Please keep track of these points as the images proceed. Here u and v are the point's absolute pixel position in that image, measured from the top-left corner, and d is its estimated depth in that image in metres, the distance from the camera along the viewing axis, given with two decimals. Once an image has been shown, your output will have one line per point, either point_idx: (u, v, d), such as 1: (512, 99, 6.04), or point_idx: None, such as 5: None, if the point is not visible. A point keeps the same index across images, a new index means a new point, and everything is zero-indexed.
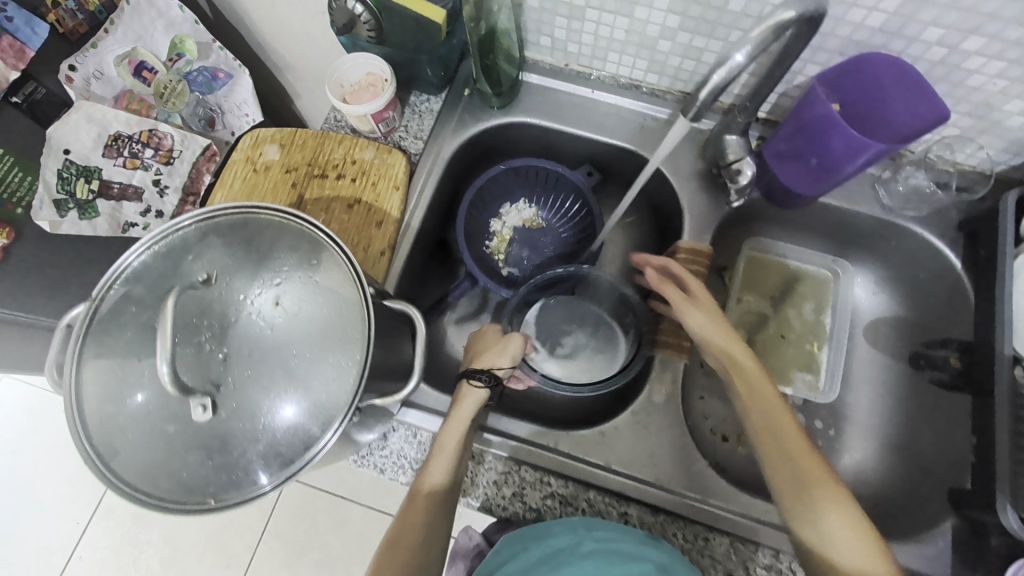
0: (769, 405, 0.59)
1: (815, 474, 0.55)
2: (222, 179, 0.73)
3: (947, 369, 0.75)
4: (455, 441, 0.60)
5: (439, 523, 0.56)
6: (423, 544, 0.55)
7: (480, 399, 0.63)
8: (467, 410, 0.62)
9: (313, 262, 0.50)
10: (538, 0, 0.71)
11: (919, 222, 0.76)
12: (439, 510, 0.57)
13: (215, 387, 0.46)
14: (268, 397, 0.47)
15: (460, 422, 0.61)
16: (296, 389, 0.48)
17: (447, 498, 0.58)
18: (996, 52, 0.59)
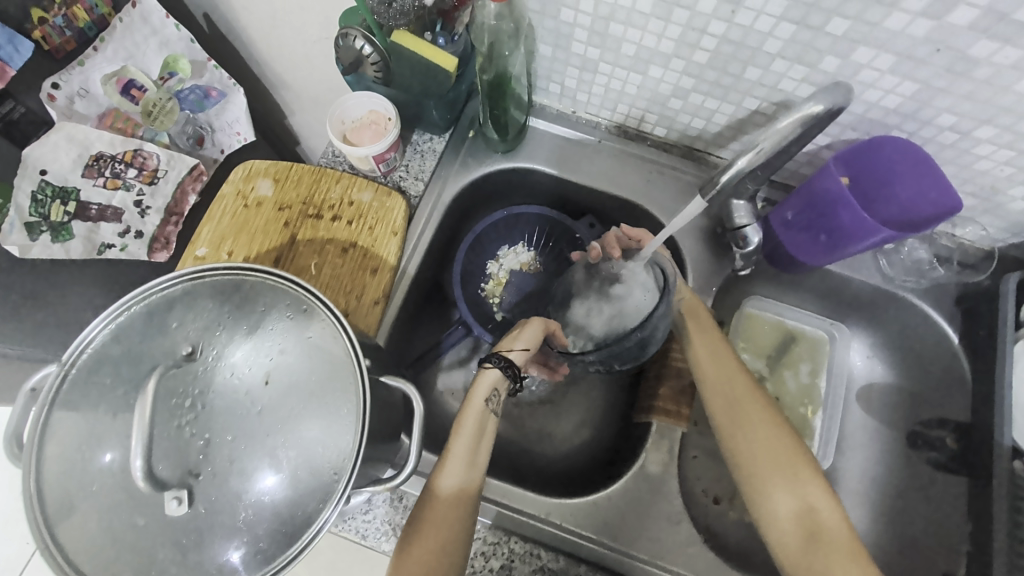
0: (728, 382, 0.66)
1: (801, 471, 0.61)
2: (211, 212, 0.69)
3: (944, 450, 0.73)
4: (468, 434, 0.60)
5: (458, 518, 0.57)
6: (445, 537, 0.56)
7: (496, 382, 0.63)
8: (479, 398, 0.62)
9: (307, 332, 0.47)
10: (551, 49, 0.70)
11: (917, 295, 0.74)
12: (458, 505, 0.57)
13: (190, 478, 0.42)
14: (253, 486, 0.43)
15: (472, 412, 0.61)
16: (284, 477, 0.44)
17: (466, 491, 0.58)
18: (1006, 142, 0.58)
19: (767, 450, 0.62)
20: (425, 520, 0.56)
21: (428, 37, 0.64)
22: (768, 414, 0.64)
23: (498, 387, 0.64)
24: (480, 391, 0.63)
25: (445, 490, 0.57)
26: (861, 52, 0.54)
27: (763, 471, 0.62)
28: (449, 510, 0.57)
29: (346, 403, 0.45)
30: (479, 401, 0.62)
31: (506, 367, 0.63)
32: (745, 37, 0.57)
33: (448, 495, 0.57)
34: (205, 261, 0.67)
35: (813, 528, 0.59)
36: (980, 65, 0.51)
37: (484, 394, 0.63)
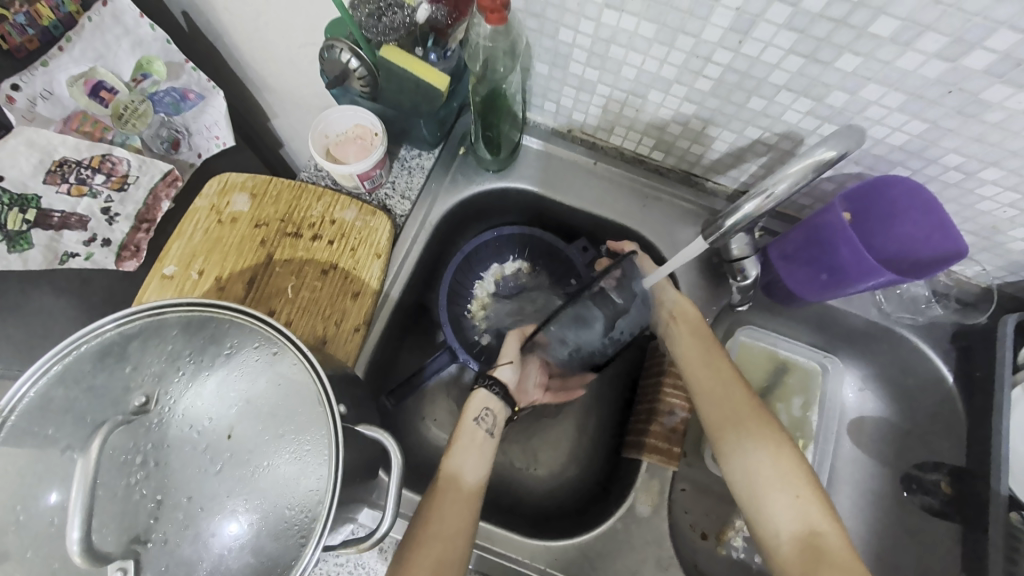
0: (725, 394, 0.62)
1: (799, 486, 0.56)
2: (182, 227, 0.65)
3: (937, 495, 0.70)
4: (466, 439, 0.64)
5: (464, 513, 0.57)
6: (449, 532, 0.56)
7: (486, 401, 0.67)
8: (473, 410, 0.66)
9: (277, 379, 0.43)
10: (547, 67, 0.67)
11: (914, 331, 0.72)
12: (461, 501, 0.58)
13: (137, 547, 0.38)
14: (209, 554, 0.39)
15: (468, 420, 0.65)
16: (243, 540, 0.40)
17: (469, 491, 0.59)
18: (1012, 184, 0.56)
19: (760, 456, 0.58)
20: (428, 520, 0.56)
21: (419, 53, 0.61)
22: (763, 421, 0.60)
23: (490, 405, 0.67)
24: (473, 405, 0.67)
25: (449, 485, 0.59)
26: (870, 89, 0.52)
27: (761, 487, 0.57)
28: (455, 505, 0.58)
29: (319, 455, 0.41)
30: (470, 419, 0.65)
31: (493, 384, 0.67)
32: (751, 67, 0.55)
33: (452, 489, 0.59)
34: (173, 280, 0.63)
35: (812, 546, 0.53)
36: (992, 109, 0.49)
37: (477, 407, 0.66)
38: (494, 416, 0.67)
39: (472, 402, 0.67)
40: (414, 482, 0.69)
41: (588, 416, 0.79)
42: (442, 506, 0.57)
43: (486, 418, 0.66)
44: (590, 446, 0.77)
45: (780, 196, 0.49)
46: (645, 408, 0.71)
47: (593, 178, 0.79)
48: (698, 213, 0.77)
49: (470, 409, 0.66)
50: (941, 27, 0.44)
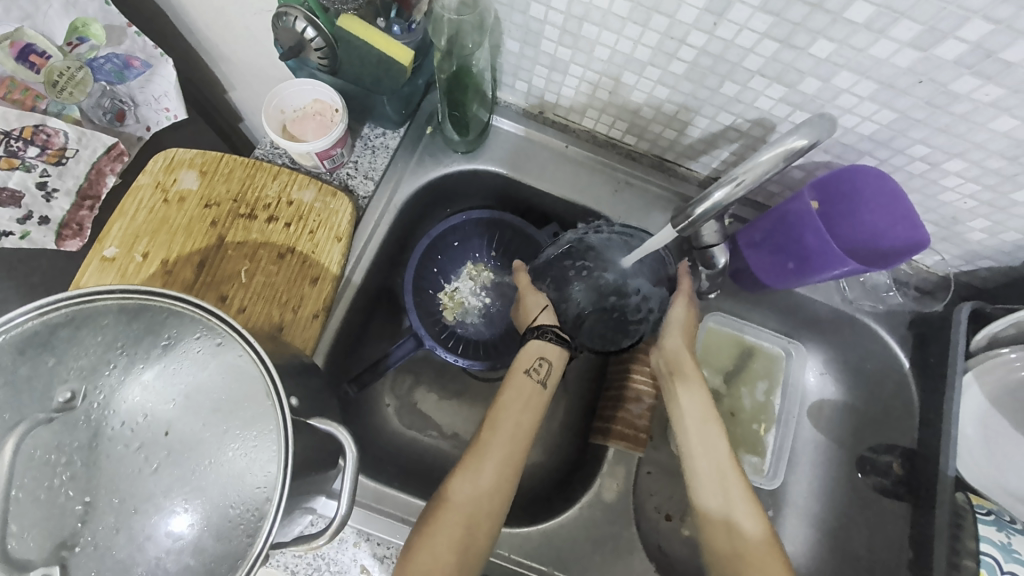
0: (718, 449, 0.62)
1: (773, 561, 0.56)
2: (123, 206, 0.60)
3: (890, 475, 0.72)
4: (508, 408, 0.63)
5: (489, 498, 0.57)
6: (466, 525, 0.55)
7: (541, 350, 0.67)
8: (524, 363, 0.67)
9: (221, 372, 0.40)
10: (518, 45, 0.64)
11: (874, 318, 0.74)
12: (502, 456, 0.60)
13: (64, 552, 0.36)
14: (144, 558, 0.37)
15: (519, 372, 0.66)
16: (179, 544, 0.38)
17: (514, 440, 0.61)
18: (973, 176, 0.57)
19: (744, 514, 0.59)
20: (434, 526, 0.55)
21: (381, 24, 0.59)
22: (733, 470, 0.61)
23: (545, 354, 0.68)
24: (529, 356, 0.67)
25: (455, 499, 0.56)
26: (843, 76, 0.52)
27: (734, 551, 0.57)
28: (469, 506, 0.56)
29: (267, 450, 0.39)
30: (523, 371, 0.66)
31: (547, 331, 0.67)
32: (725, 50, 0.54)
33: (459, 504, 0.56)
34: (114, 262, 0.58)
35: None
36: (960, 100, 0.49)
37: (532, 358, 0.67)
38: (548, 365, 0.67)
39: (527, 352, 0.68)
40: (375, 469, 0.67)
41: (559, 403, 0.78)
42: (447, 519, 0.55)
43: (541, 368, 0.67)
44: (558, 431, 0.77)
45: (748, 185, 0.48)
46: (613, 394, 0.71)
47: (566, 161, 0.77)
48: (670, 199, 0.76)
49: (524, 360, 0.67)
50: (915, 15, 0.44)
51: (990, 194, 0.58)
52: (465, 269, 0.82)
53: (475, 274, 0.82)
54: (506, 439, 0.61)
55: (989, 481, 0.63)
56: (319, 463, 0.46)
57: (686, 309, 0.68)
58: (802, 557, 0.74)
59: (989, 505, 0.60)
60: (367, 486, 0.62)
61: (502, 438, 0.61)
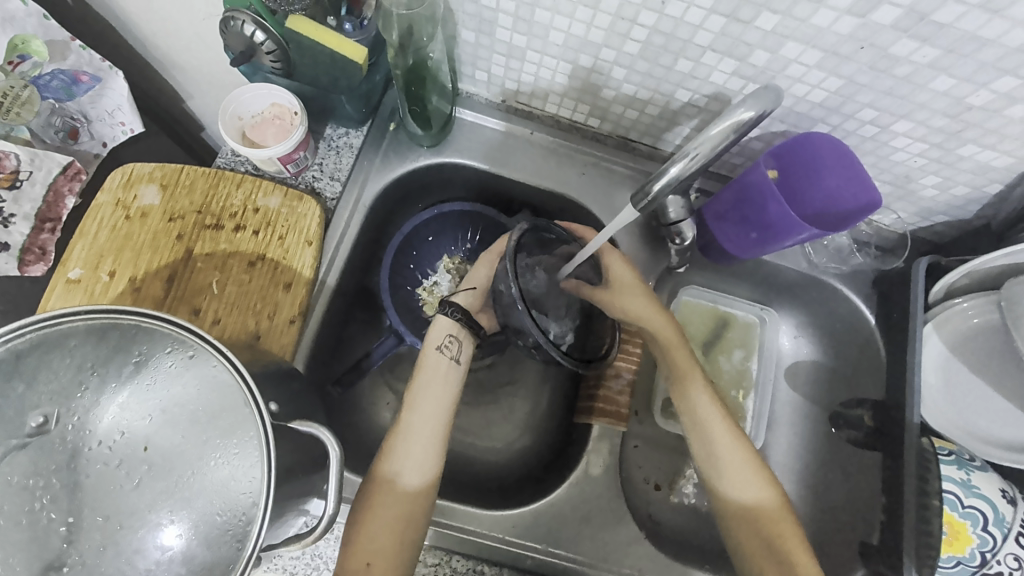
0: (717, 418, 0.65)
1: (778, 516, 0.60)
2: (84, 226, 0.59)
3: (861, 428, 0.75)
4: (415, 409, 0.61)
5: (420, 486, 0.58)
6: (404, 512, 0.56)
7: (448, 329, 0.64)
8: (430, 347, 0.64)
9: (197, 385, 0.41)
10: (474, 35, 0.64)
11: (840, 279, 0.77)
12: (427, 440, 0.60)
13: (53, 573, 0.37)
14: (135, 571, 0.38)
15: (430, 351, 0.63)
16: (167, 560, 0.38)
17: (429, 420, 0.61)
18: (921, 135, 0.59)
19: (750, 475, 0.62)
20: (371, 512, 0.56)
21: (331, 23, 0.58)
22: (758, 472, 0.63)
23: (454, 332, 0.64)
24: (438, 331, 0.64)
25: (389, 481, 0.57)
26: (790, 47, 0.53)
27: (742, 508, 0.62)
28: (400, 493, 0.57)
29: (249, 457, 0.39)
30: (433, 349, 0.64)
31: (454, 310, 0.64)
32: (675, 28, 0.55)
33: (392, 487, 0.57)
34: (80, 284, 0.58)
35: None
36: (901, 63, 0.51)
37: (442, 334, 0.64)
38: (459, 342, 0.65)
39: (435, 330, 0.64)
40: (364, 467, 0.68)
41: (543, 386, 0.79)
42: (382, 501, 0.56)
43: (452, 345, 0.64)
44: (544, 414, 0.78)
45: (702, 159, 0.48)
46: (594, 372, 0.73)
47: (532, 149, 0.77)
48: (637, 178, 0.77)
49: (433, 338, 0.64)
50: None
51: (939, 151, 0.61)
52: (441, 263, 0.82)
53: (452, 266, 0.82)
54: (425, 423, 0.60)
55: (951, 424, 0.66)
56: (310, 463, 0.47)
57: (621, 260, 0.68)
58: None
59: (949, 446, 0.62)
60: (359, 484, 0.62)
61: (417, 420, 0.60)
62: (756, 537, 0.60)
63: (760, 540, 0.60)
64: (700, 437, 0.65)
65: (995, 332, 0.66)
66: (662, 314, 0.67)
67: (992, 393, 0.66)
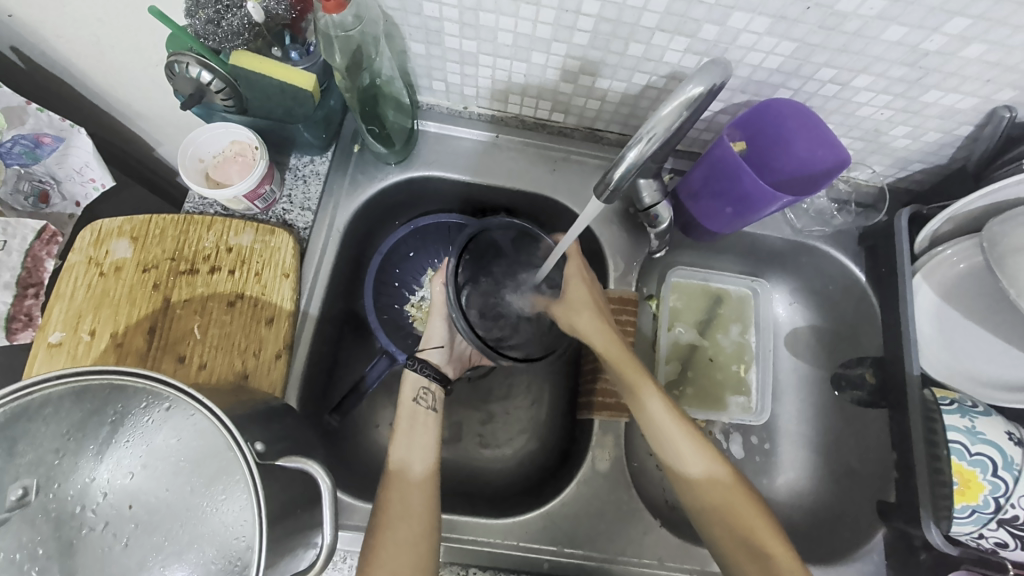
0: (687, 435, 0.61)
1: (761, 530, 0.57)
2: (58, 287, 0.59)
3: (864, 387, 0.74)
4: (408, 412, 0.64)
5: (429, 474, 0.60)
6: (417, 497, 0.58)
7: (420, 381, 0.66)
8: (405, 400, 0.65)
9: (181, 436, 0.40)
10: (423, 47, 0.64)
11: (825, 241, 0.76)
12: (425, 430, 0.64)
13: None
14: None
15: (403, 411, 0.64)
16: None
17: (426, 420, 0.64)
18: (883, 87, 0.59)
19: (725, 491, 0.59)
20: (388, 509, 0.57)
21: (277, 53, 0.59)
22: (724, 472, 0.60)
23: (428, 384, 0.67)
24: (410, 385, 0.66)
25: (400, 472, 0.60)
26: (737, 17, 0.53)
27: (723, 524, 0.58)
28: (412, 481, 0.59)
29: (239, 499, 0.39)
30: (410, 402, 0.65)
31: (424, 366, 0.66)
32: (621, 13, 0.54)
33: (405, 475, 0.59)
34: (61, 347, 0.57)
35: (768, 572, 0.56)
36: (849, 18, 0.51)
37: (414, 388, 0.66)
38: (434, 393, 0.67)
39: (407, 385, 0.66)
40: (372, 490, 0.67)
41: (542, 385, 0.79)
42: (397, 491, 0.58)
43: (427, 396, 0.66)
44: (547, 415, 0.77)
45: (660, 140, 0.47)
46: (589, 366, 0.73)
47: (500, 152, 0.77)
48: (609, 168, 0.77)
49: (407, 392, 0.66)
50: None
51: (903, 101, 0.60)
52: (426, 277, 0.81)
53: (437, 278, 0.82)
54: (422, 420, 0.64)
55: (953, 372, 0.65)
56: (312, 496, 0.46)
57: (585, 286, 0.66)
58: (805, 481, 0.75)
59: (952, 395, 0.61)
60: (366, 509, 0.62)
61: (415, 418, 0.64)
62: (741, 548, 0.57)
63: (742, 545, 0.57)
64: (659, 444, 0.62)
65: (982, 273, 0.66)
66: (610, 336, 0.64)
67: (988, 335, 0.65)
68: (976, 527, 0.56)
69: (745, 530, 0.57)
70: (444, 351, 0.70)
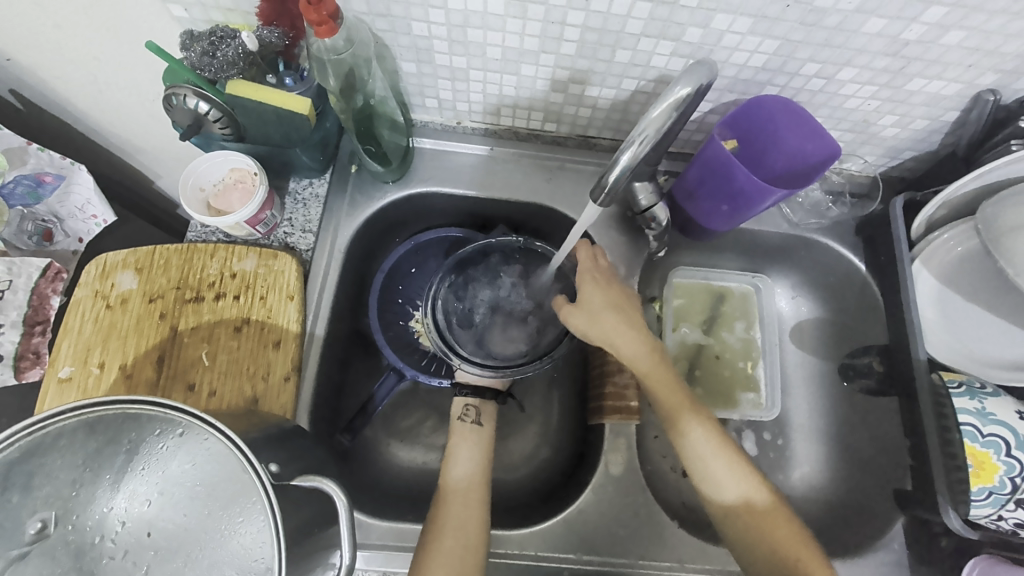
0: (723, 453, 0.59)
1: (798, 551, 0.54)
2: (67, 323, 0.60)
3: (871, 375, 0.74)
4: (460, 428, 0.66)
5: (480, 483, 0.61)
6: (468, 505, 0.58)
7: (464, 400, 0.68)
8: (455, 418, 0.67)
9: (194, 461, 0.41)
10: (415, 66, 0.65)
11: (823, 233, 0.77)
12: (477, 444, 0.65)
13: None
14: None
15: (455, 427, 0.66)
16: None
17: (479, 436, 0.66)
18: (867, 79, 0.60)
19: (760, 515, 0.56)
20: (439, 518, 0.57)
21: (271, 80, 0.61)
22: (750, 478, 0.58)
23: (471, 401, 0.68)
24: (457, 405, 0.69)
25: (452, 483, 0.61)
26: (719, 19, 0.54)
27: (759, 550, 0.55)
28: (463, 491, 0.60)
29: (257, 522, 0.39)
30: (455, 420, 0.67)
31: (461, 388, 0.68)
32: (606, 22, 0.56)
33: (456, 485, 0.60)
34: (72, 382, 0.58)
35: None
36: (828, 14, 0.52)
37: (460, 406, 0.68)
38: (477, 408, 0.68)
39: (455, 404, 0.69)
40: (386, 507, 0.67)
41: (552, 394, 0.79)
42: (449, 501, 0.59)
43: (470, 413, 0.67)
44: (558, 422, 0.77)
45: (653, 139, 0.47)
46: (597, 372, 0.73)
47: (496, 164, 0.78)
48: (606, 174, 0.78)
49: (454, 410, 0.68)
50: None
51: (888, 90, 0.61)
52: None
53: None
54: (472, 436, 0.66)
55: (959, 356, 0.66)
56: (324, 516, 0.46)
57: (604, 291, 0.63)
58: (820, 474, 0.75)
59: (959, 378, 0.61)
60: (382, 527, 0.62)
61: (467, 432, 0.66)
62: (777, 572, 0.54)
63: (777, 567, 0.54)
64: (694, 465, 0.59)
65: (979, 254, 0.66)
66: (634, 335, 0.62)
67: (991, 316, 0.66)
68: (993, 509, 0.55)
69: (780, 549, 0.55)
70: None
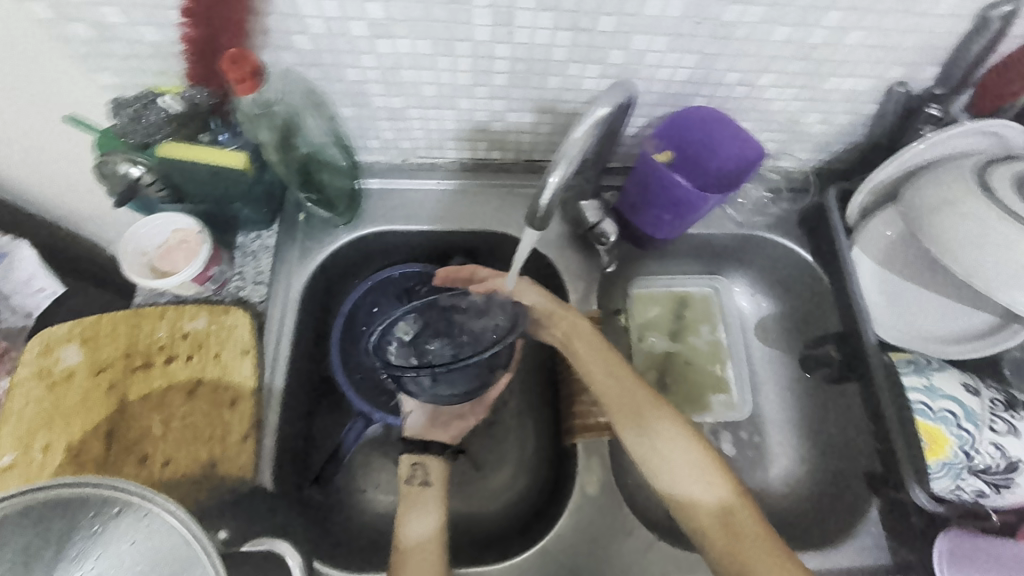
0: (683, 445, 0.60)
1: (770, 544, 0.55)
2: (8, 407, 0.57)
3: (832, 363, 0.75)
4: (409, 489, 0.63)
5: (439, 546, 0.59)
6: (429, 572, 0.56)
7: (412, 457, 0.65)
8: (404, 478, 0.64)
9: (134, 541, 0.39)
10: (353, 109, 0.66)
11: (770, 230, 0.79)
12: (430, 504, 0.62)
13: None
14: None
15: (404, 489, 0.63)
16: None
17: (433, 496, 0.63)
18: (786, 82, 0.63)
19: (722, 501, 0.57)
20: None
21: (206, 138, 0.60)
22: (710, 467, 0.59)
23: (418, 459, 0.65)
24: (404, 464, 0.65)
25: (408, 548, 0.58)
26: (638, 40, 0.56)
27: (722, 535, 0.56)
28: (422, 557, 0.57)
29: None
30: (404, 483, 0.64)
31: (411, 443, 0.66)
32: (532, 52, 0.58)
33: (413, 551, 0.58)
34: (15, 468, 0.55)
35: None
36: (738, 27, 0.55)
37: (407, 465, 0.65)
38: (425, 466, 0.65)
39: (402, 462, 0.65)
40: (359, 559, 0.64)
41: (525, 420, 0.78)
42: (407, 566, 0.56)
43: (418, 472, 0.64)
44: (534, 447, 0.76)
45: (576, 160, 0.48)
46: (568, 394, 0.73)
47: (446, 197, 0.78)
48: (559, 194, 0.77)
49: (401, 470, 0.65)
50: None
51: (808, 91, 0.64)
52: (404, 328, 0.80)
53: None
54: (424, 496, 0.63)
55: (908, 335, 0.68)
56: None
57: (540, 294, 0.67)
58: (798, 467, 0.75)
59: (908, 357, 0.65)
60: None
61: (418, 494, 0.63)
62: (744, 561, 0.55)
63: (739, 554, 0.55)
64: (653, 461, 0.60)
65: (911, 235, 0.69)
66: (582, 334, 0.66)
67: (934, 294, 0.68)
68: (951, 480, 0.59)
69: (740, 535, 0.56)
70: (421, 409, 0.68)
